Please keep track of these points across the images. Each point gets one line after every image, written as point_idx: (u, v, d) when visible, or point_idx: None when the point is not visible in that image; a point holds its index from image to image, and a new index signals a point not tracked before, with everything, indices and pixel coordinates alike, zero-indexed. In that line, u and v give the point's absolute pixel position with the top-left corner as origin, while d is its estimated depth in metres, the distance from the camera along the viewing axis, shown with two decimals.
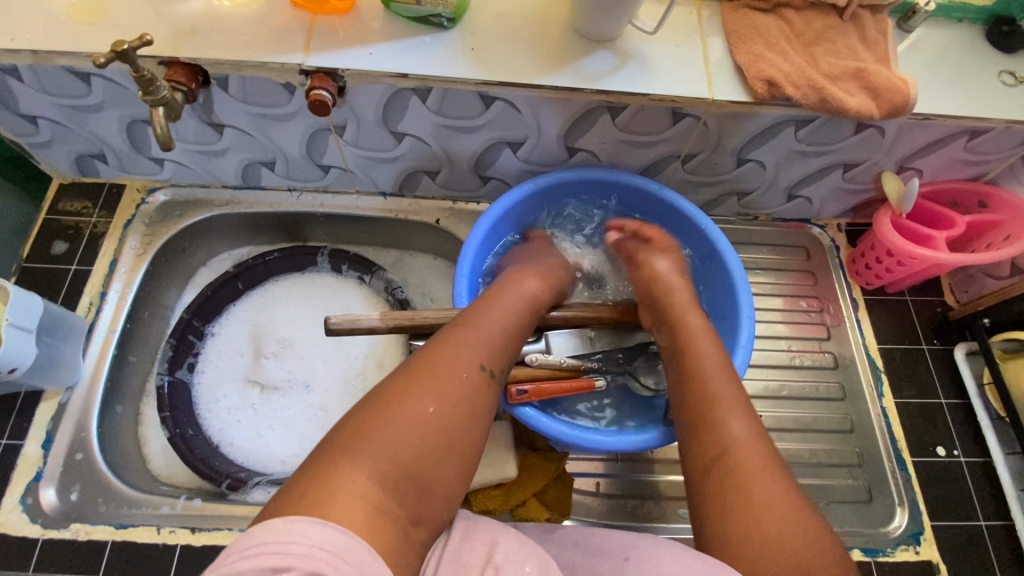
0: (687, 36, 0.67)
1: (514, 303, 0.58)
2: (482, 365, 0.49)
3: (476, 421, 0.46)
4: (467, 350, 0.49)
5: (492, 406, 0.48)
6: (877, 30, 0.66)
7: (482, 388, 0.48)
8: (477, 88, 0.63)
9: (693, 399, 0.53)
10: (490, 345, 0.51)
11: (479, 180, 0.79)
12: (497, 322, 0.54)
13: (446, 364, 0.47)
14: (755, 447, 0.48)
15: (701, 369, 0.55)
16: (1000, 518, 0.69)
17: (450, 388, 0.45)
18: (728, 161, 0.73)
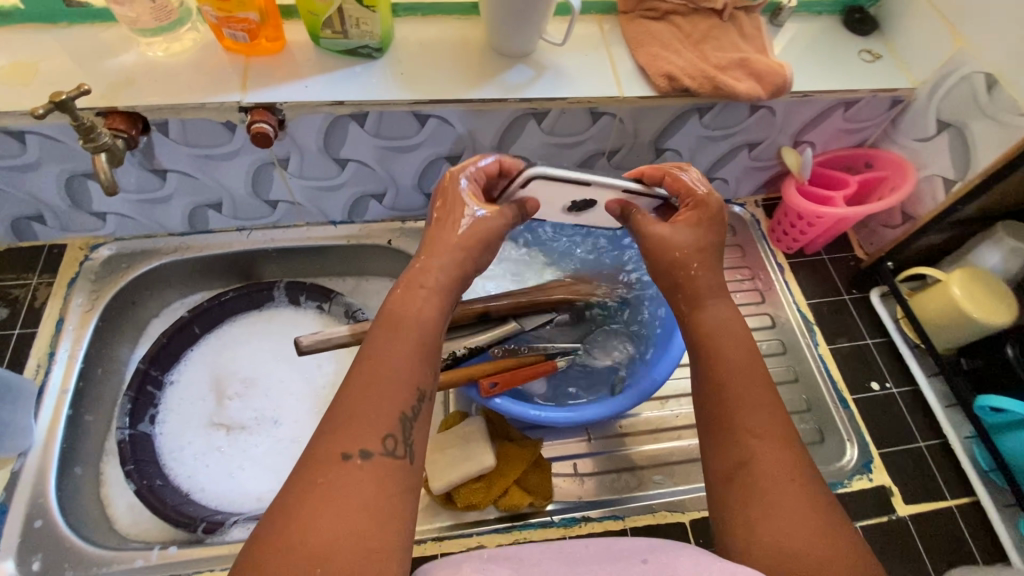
0: (594, 46, 0.75)
1: (400, 338, 0.46)
2: (354, 449, 0.40)
3: (364, 514, 0.38)
4: (331, 439, 0.40)
5: (382, 488, 0.40)
6: (752, 27, 0.77)
7: (360, 474, 0.39)
8: (411, 108, 0.68)
9: (716, 408, 0.49)
10: (361, 415, 0.41)
11: (424, 197, 0.83)
12: (373, 377, 0.43)
13: (309, 466, 0.39)
14: (783, 461, 0.45)
15: (727, 373, 0.50)
16: (936, 437, 0.76)
17: (312, 501, 0.38)
18: (648, 152, 0.81)
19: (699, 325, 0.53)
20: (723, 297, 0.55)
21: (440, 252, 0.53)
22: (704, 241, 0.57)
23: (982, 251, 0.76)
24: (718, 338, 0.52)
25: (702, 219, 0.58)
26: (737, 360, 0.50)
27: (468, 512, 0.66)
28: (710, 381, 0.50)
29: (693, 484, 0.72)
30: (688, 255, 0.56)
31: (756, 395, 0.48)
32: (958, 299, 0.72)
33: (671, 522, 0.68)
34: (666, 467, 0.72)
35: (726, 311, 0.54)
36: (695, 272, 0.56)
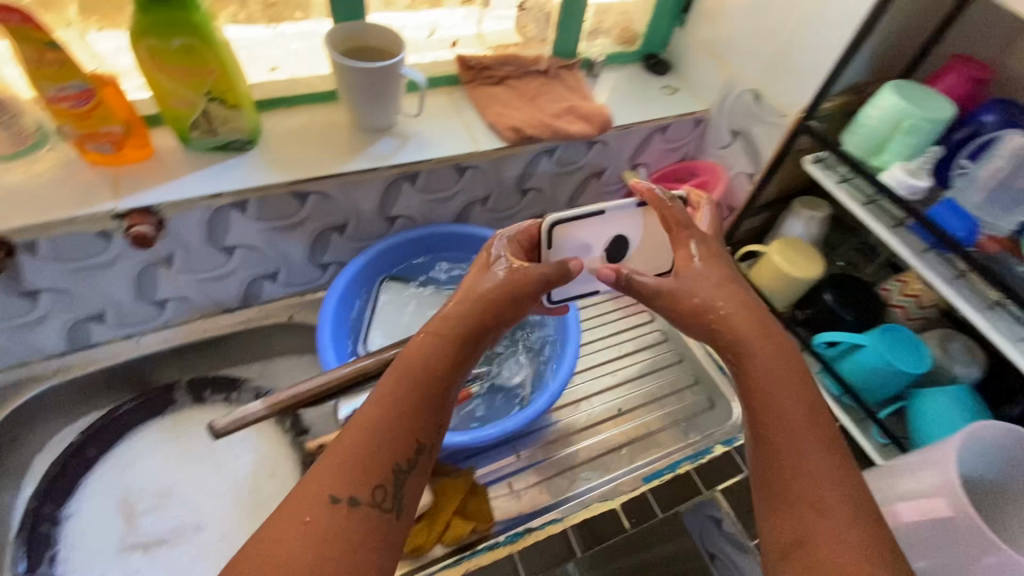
0: (447, 113, 0.86)
1: (400, 390, 0.46)
2: (343, 492, 0.42)
3: (340, 555, 0.40)
4: (325, 479, 0.42)
5: (368, 535, 0.41)
6: (573, 80, 0.93)
7: (343, 518, 0.41)
8: (290, 189, 0.73)
9: (778, 468, 0.47)
10: (356, 462, 0.43)
11: (318, 269, 0.87)
12: (375, 425, 0.45)
13: (296, 503, 0.41)
14: (853, 524, 0.44)
15: (788, 432, 0.48)
16: (798, 380, 0.91)
17: (296, 538, 0.39)
18: (515, 193, 0.93)
19: (755, 379, 0.50)
20: (775, 344, 0.52)
21: (464, 295, 0.53)
22: (721, 279, 0.55)
23: (788, 223, 0.92)
24: (774, 391, 0.50)
25: (710, 255, 0.57)
26: (794, 416, 0.48)
27: (416, 557, 0.67)
28: (769, 438, 0.48)
29: (614, 472, 0.79)
30: (717, 303, 0.54)
31: (820, 454, 0.47)
32: (779, 263, 0.88)
33: (605, 510, 0.75)
34: (588, 465, 0.79)
35: (780, 363, 0.51)
36: (733, 318, 0.53)
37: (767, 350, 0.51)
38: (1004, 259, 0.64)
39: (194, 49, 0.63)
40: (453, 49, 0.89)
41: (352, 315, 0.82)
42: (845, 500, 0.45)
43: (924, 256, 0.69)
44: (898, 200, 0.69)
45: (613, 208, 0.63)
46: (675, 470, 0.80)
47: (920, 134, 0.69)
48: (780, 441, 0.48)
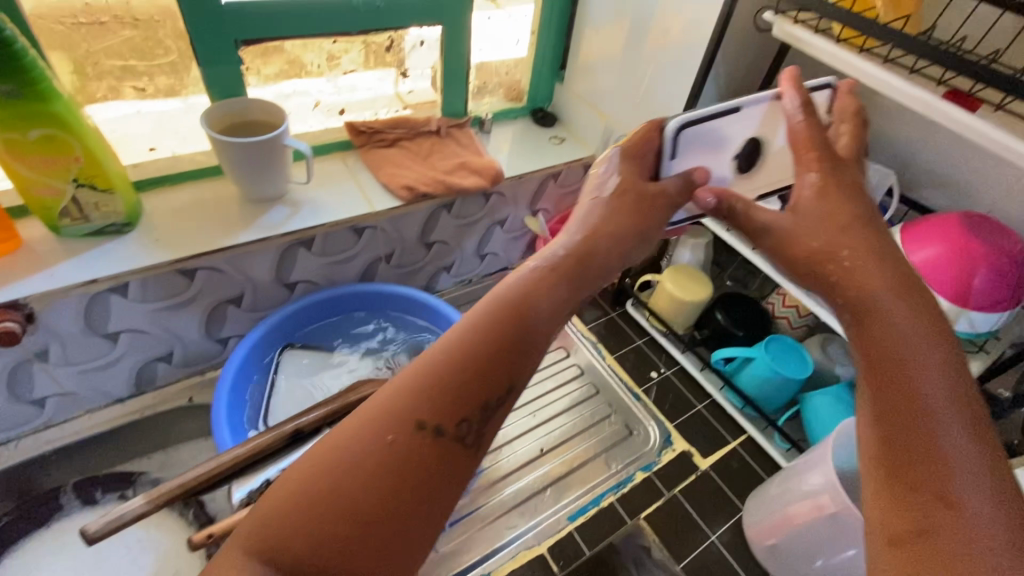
0: (340, 177, 0.88)
1: (497, 324, 0.40)
2: (419, 418, 0.37)
3: (419, 486, 0.36)
4: (406, 398, 0.37)
5: (444, 470, 0.37)
6: (465, 137, 0.98)
7: (426, 448, 0.36)
8: (174, 267, 0.72)
9: (907, 433, 0.36)
10: (433, 390, 0.38)
11: (218, 344, 0.85)
12: (463, 354, 0.39)
13: (383, 411, 0.37)
14: (998, 514, 0.32)
15: (921, 399, 0.37)
16: (707, 397, 0.96)
17: (371, 451, 0.35)
18: (419, 247, 0.95)
19: (870, 337, 0.41)
20: (914, 309, 0.42)
21: (592, 229, 0.47)
22: (844, 215, 0.47)
23: (678, 253, 1.00)
24: (908, 354, 0.39)
25: (843, 184, 0.49)
26: (937, 382, 0.37)
27: None
28: (900, 404, 0.37)
29: (540, 515, 0.79)
30: (838, 243, 0.46)
31: (967, 427, 0.35)
32: (673, 290, 0.95)
33: (530, 557, 0.75)
34: (515, 511, 0.79)
35: (916, 322, 0.41)
36: (858, 259, 0.45)
37: (907, 316, 0.41)
38: None
39: (56, 138, 0.61)
40: (341, 116, 0.92)
41: (253, 388, 0.80)
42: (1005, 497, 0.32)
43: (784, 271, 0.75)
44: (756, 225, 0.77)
45: (746, 104, 0.57)
46: (598, 503, 0.81)
47: None
48: (912, 408, 0.37)
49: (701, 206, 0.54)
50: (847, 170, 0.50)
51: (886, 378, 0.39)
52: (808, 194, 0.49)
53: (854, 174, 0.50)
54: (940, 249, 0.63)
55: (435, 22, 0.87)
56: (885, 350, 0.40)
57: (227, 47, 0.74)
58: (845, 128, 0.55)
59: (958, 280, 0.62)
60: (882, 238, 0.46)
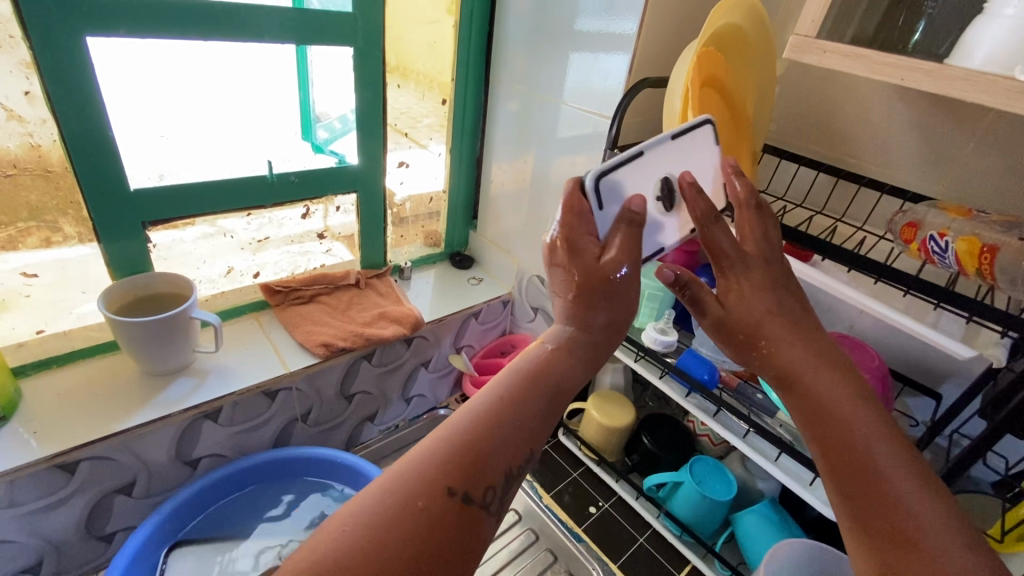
0: (254, 339, 0.87)
1: (525, 390, 0.41)
2: (444, 491, 0.36)
3: (441, 553, 0.35)
4: (434, 464, 0.37)
5: (471, 536, 0.37)
6: (385, 286, 1.02)
7: (455, 517, 0.36)
8: (52, 462, 0.65)
9: (861, 481, 0.40)
10: (464, 460, 0.38)
11: (102, 541, 0.75)
12: (491, 420, 0.39)
13: (415, 479, 0.36)
14: (952, 535, 0.37)
15: (859, 449, 0.41)
16: (647, 528, 0.94)
17: (399, 524, 0.34)
18: (340, 402, 0.92)
19: (803, 397, 0.44)
20: (825, 361, 0.45)
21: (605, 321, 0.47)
22: (755, 312, 0.47)
23: (600, 377, 1.03)
24: (837, 404, 0.43)
25: (758, 279, 0.48)
26: (864, 428, 0.42)
27: None
28: (846, 457, 0.41)
29: None
30: (761, 326, 0.46)
31: (903, 462, 0.40)
32: (599, 418, 0.96)
33: None
34: None
35: (834, 372, 0.45)
36: (774, 332, 0.46)
37: (826, 370, 0.45)
38: (747, 389, 0.76)
39: None
40: (257, 278, 0.93)
41: None
42: (941, 511, 0.38)
43: (690, 398, 0.80)
44: (657, 354, 0.81)
45: (648, 147, 0.52)
46: None
47: (659, 300, 0.84)
48: (848, 451, 0.41)
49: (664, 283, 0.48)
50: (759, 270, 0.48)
51: (827, 432, 0.42)
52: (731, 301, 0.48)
53: (765, 269, 0.48)
54: None
55: (349, 189, 0.94)
56: (817, 405, 0.44)
57: (134, 227, 0.75)
58: (742, 219, 0.51)
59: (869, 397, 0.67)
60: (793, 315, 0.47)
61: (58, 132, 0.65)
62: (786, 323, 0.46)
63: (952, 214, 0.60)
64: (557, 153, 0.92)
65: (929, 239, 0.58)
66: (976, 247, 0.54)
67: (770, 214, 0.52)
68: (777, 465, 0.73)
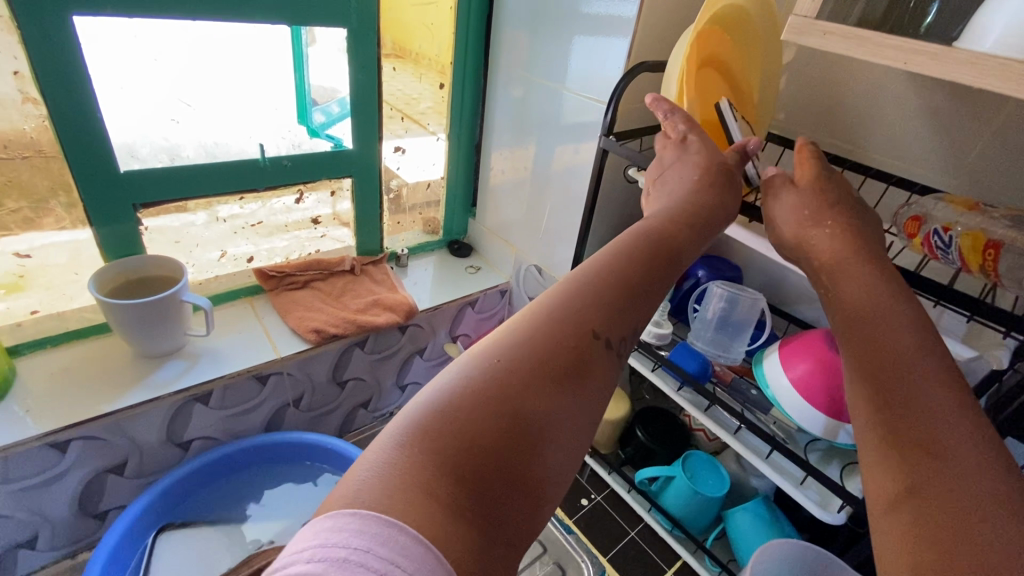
0: (247, 323, 0.87)
1: (639, 263, 0.44)
2: (584, 333, 0.38)
3: (585, 381, 0.36)
4: (580, 308, 0.39)
5: (606, 373, 0.38)
6: (380, 273, 1.01)
7: (597, 354, 0.38)
8: (44, 440, 0.65)
9: (882, 367, 0.39)
10: (597, 308, 0.39)
11: (96, 519, 0.76)
12: (614, 283, 0.41)
13: (554, 319, 0.38)
14: (980, 444, 0.34)
15: (890, 339, 0.41)
16: (638, 522, 0.93)
17: (554, 353, 0.36)
18: (333, 387, 0.92)
19: (844, 298, 0.45)
20: (861, 274, 0.46)
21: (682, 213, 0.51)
22: (812, 204, 0.52)
23: None
24: (881, 307, 0.43)
25: (824, 185, 0.53)
26: (897, 326, 0.41)
27: None
28: (879, 356, 0.40)
29: None
30: (812, 224, 0.51)
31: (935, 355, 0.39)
32: None
33: None
34: None
35: (875, 279, 0.45)
36: (820, 231, 0.51)
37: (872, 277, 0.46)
38: (741, 384, 0.76)
39: None
40: (251, 263, 0.93)
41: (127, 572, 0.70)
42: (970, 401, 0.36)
43: (681, 393, 0.79)
44: (650, 347, 0.80)
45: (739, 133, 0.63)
46: None
47: None
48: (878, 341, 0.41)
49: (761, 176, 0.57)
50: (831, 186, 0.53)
51: (859, 326, 0.43)
52: (793, 195, 0.54)
53: (839, 187, 0.53)
54: (810, 366, 0.66)
55: (344, 174, 0.93)
56: (852, 303, 0.45)
57: (125, 210, 0.75)
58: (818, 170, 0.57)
59: (831, 395, 0.64)
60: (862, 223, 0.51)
61: (46, 113, 0.65)
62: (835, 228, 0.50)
63: (959, 207, 0.57)
64: (556, 140, 0.90)
65: (932, 233, 0.56)
66: (980, 243, 0.51)
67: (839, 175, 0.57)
68: (767, 461, 0.71)
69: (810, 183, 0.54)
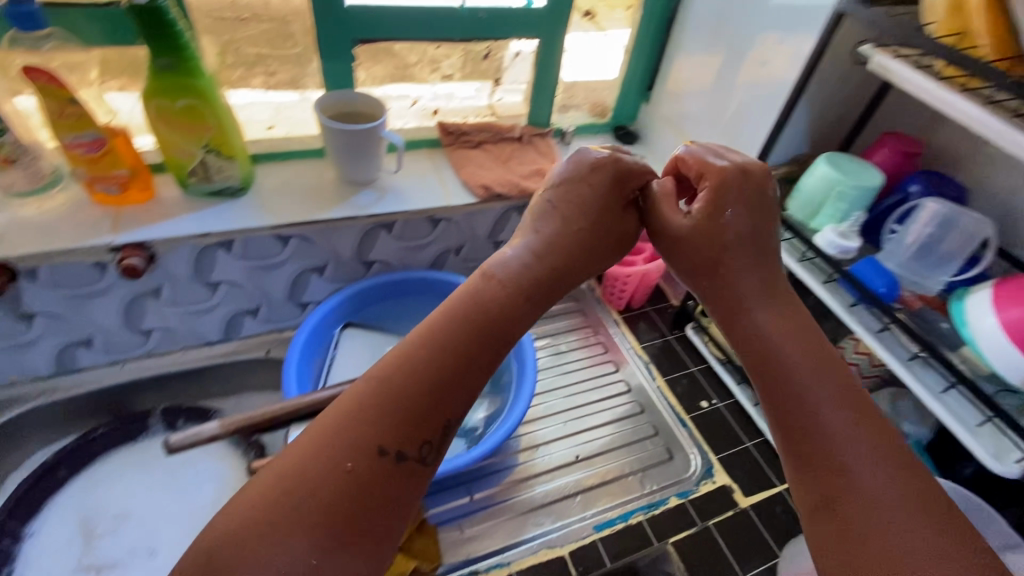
0: (425, 170, 0.95)
1: (440, 358, 0.44)
2: (368, 449, 0.40)
3: (371, 502, 0.40)
4: (367, 424, 0.41)
5: (402, 484, 0.41)
6: (546, 146, 1.02)
7: (383, 472, 0.40)
8: (274, 231, 0.81)
9: (796, 423, 0.45)
10: (392, 410, 0.42)
11: (298, 307, 0.94)
12: (418, 375, 0.43)
13: (334, 448, 0.40)
14: (885, 484, 0.41)
15: (803, 391, 0.46)
16: (758, 435, 0.93)
17: (329, 484, 0.39)
18: (488, 245, 1.00)
19: (759, 346, 0.49)
20: (773, 311, 0.51)
21: (548, 262, 0.52)
22: (722, 232, 0.53)
23: None
24: (788, 357, 0.48)
25: (723, 207, 0.53)
26: (809, 372, 0.47)
27: None
28: (792, 410, 0.46)
29: (567, 519, 0.80)
30: (724, 250, 0.52)
31: (838, 401, 0.45)
32: None
33: (551, 557, 0.75)
34: (542, 510, 0.81)
35: (786, 323, 0.50)
36: (733, 259, 0.52)
37: (781, 322, 0.50)
38: (928, 316, 0.70)
39: (196, 108, 0.71)
40: (434, 116, 0.99)
41: (320, 349, 0.88)
42: (878, 446, 0.42)
43: (854, 310, 0.74)
44: (830, 259, 0.75)
45: None
46: (627, 520, 0.81)
47: (848, 201, 0.76)
48: (793, 393, 0.46)
49: (660, 189, 0.58)
50: (733, 205, 0.53)
51: (776, 374, 0.47)
52: (697, 220, 0.54)
53: (741, 213, 0.53)
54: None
55: (532, 36, 0.93)
56: (768, 349, 0.49)
57: (346, 45, 0.83)
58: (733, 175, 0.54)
59: None
60: (748, 246, 0.52)
61: None
62: (750, 260, 0.52)
63: None
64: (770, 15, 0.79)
65: None
66: None
67: (769, 177, 0.55)
68: (940, 398, 0.65)
69: (712, 204, 0.54)
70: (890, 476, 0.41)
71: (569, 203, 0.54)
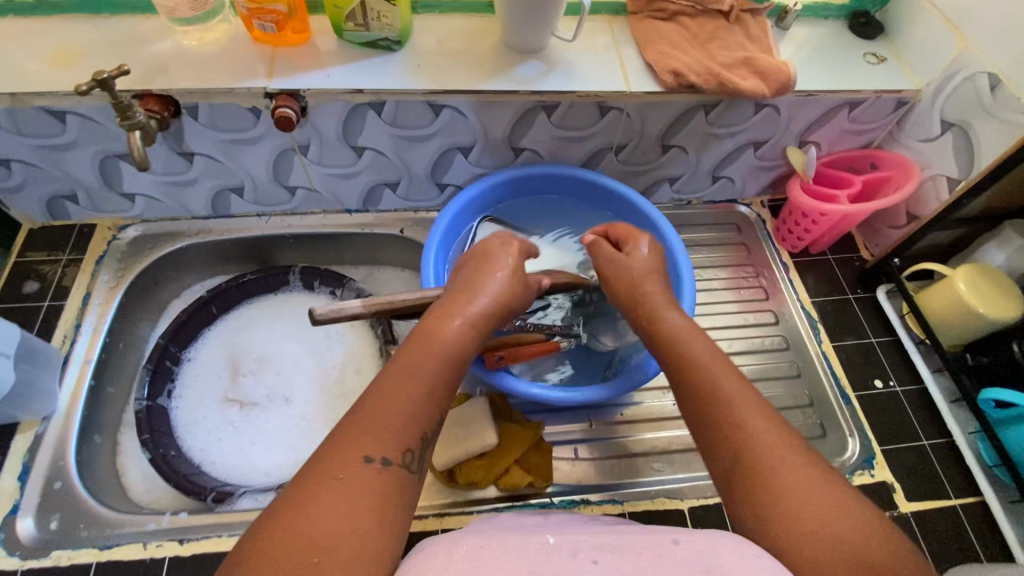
0: (602, 43, 0.78)
1: (422, 358, 0.46)
2: (362, 451, 0.39)
3: (372, 510, 0.37)
4: (357, 432, 0.40)
5: (396, 490, 0.39)
6: (758, 28, 0.79)
7: (378, 477, 0.39)
8: (427, 98, 0.71)
9: (712, 430, 0.47)
10: (385, 409, 0.42)
11: (437, 188, 0.87)
12: (405, 378, 0.44)
13: (330, 459, 0.39)
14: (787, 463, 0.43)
15: (710, 397, 0.48)
16: (940, 436, 0.76)
17: (325, 494, 0.37)
18: (655, 148, 0.84)
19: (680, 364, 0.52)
20: (677, 322, 0.56)
21: (481, 301, 0.53)
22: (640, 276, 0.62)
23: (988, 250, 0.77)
24: (690, 369, 0.51)
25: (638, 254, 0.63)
26: (715, 380, 0.49)
27: (469, 492, 0.68)
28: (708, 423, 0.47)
29: (691, 473, 0.73)
30: (643, 284, 0.61)
31: (738, 397, 0.48)
32: (965, 294, 0.73)
33: (668, 507, 0.69)
34: (665, 456, 0.74)
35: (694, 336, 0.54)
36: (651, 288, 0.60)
37: (689, 335, 0.54)
38: None
39: None
40: None
41: (457, 240, 0.81)
42: (777, 432, 0.45)
43: None
44: None
45: None
46: None
47: None
48: (704, 403, 0.48)
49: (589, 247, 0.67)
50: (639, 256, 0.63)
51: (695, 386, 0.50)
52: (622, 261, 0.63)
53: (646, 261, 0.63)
54: None
55: None
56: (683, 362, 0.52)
57: None
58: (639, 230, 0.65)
59: None
60: (656, 282, 0.61)
61: None
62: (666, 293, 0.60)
63: None
64: None
65: None
66: None
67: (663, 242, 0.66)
68: None
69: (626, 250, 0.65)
70: (789, 454, 0.43)
71: (482, 263, 0.58)
